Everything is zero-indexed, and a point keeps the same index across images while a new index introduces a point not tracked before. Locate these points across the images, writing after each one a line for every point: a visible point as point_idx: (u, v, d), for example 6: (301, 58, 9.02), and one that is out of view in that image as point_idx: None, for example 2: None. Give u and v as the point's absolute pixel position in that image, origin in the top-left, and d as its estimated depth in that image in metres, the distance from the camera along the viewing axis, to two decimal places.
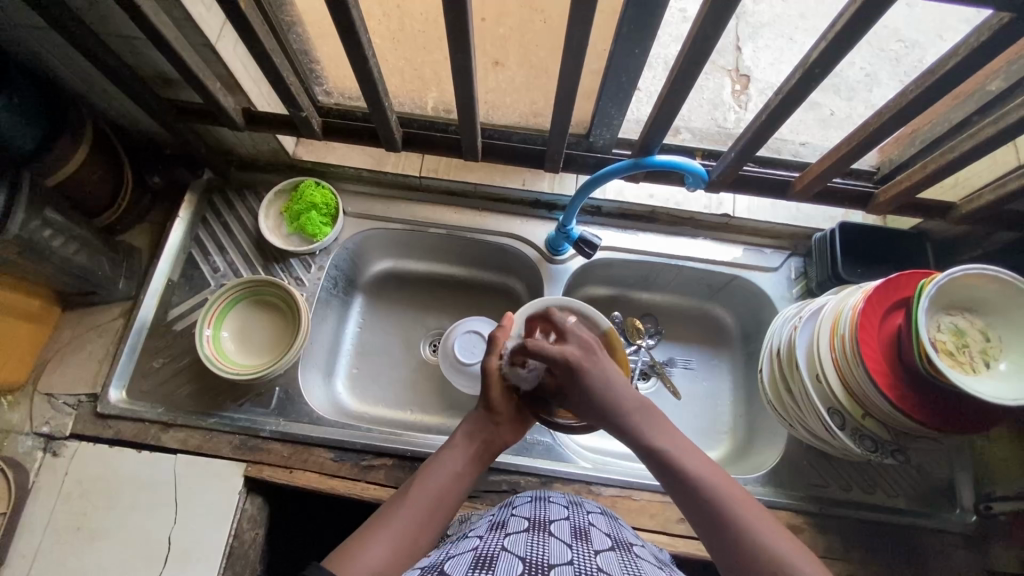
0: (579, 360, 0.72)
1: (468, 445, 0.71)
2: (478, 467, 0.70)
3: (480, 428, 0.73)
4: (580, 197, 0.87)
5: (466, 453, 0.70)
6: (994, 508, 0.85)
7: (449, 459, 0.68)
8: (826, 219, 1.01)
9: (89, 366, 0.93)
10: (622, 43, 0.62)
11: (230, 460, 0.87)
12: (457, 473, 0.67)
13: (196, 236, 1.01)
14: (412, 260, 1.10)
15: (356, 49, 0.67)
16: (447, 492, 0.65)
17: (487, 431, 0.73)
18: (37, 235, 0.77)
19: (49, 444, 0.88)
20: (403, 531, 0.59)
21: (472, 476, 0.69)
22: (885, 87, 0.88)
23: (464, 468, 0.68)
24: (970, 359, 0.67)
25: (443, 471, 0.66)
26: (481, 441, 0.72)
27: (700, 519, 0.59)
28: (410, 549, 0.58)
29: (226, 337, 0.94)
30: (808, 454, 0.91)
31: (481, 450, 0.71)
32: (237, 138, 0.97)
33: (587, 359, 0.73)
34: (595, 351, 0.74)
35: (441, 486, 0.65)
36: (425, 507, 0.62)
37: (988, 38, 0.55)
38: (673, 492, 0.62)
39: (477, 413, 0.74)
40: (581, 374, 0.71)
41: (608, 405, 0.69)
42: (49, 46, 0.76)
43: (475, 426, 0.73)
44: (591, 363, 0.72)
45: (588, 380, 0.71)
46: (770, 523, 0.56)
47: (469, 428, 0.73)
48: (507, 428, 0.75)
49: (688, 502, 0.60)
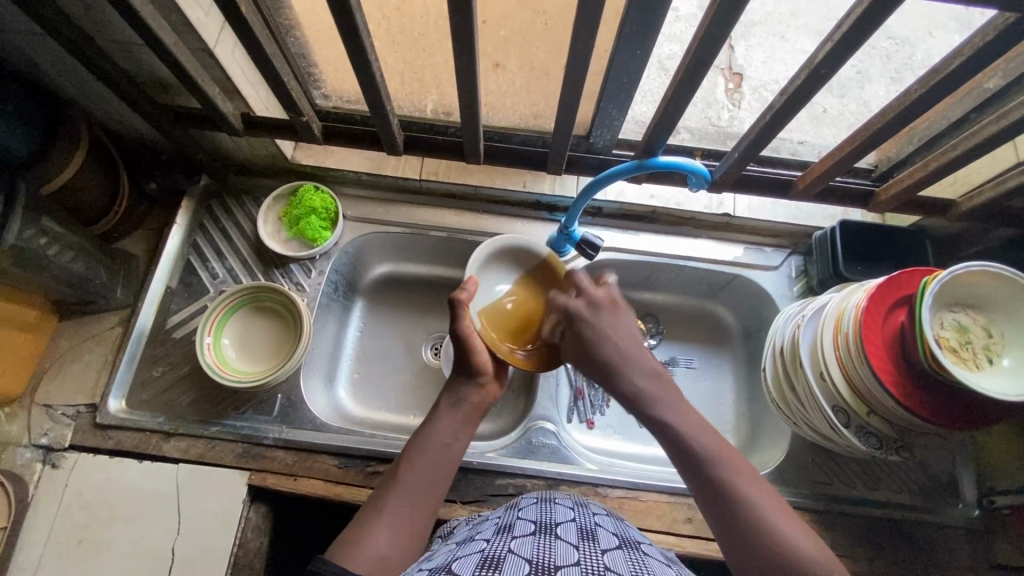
0: (587, 313, 0.71)
1: (452, 413, 0.68)
2: (467, 432, 0.68)
3: (463, 394, 0.70)
4: (584, 199, 0.85)
5: (452, 421, 0.67)
6: (997, 502, 0.86)
7: (437, 431, 0.66)
8: (826, 218, 1.02)
9: (88, 375, 0.92)
10: (625, 43, 0.62)
11: (233, 468, 0.86)
12: (447, 444, 0.65)
13: (194, 243, 1.00)
14: (411, 263, 1.09)
15: (359, 53, 0.66)
16: (442, 468, 0.63)
17: (471, 391, 0.70)
18: (32, 244, 0.76)
19: (48, 456, 0.86)
20: (402, 519, 0.58)
21: (463, 445, 0.67)
22: (877, 84, 0.89)
23: (453, 439, 0.66)
24: (973, 356, 0.68)
25: (432, 446, 0.64)
26: (467, 402, 0.69)
27: (727, 525, 0.56)
28: (410, 533, 0.58)
29: (227, 344, 0.94)
30: (811, 451, 0.92)
31: (467, 414, 0.69)
32: (235, 144, 0.96)
33: (593, 314, 0.71)
34: (604, 308, 0.71)
35: (434, 461, 0.63)
36: (420, 491, 0.61)
37: (993, 37, 0.56)
38: (688, 475, 0.60)
39: (457, 378, 0.72)
40: (588, 323, 0.70)
41: (608, 360, 0.68)
42: (45, 51, 0.75)
43: (460, 392, 0.70)
44: (595, 317, 0.71)
45: (592, 333, 0.70)
46: (774, 496, 0.57)
47: (450, 398, 0.70)
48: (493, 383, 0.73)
49: (705, 488, 0.58)
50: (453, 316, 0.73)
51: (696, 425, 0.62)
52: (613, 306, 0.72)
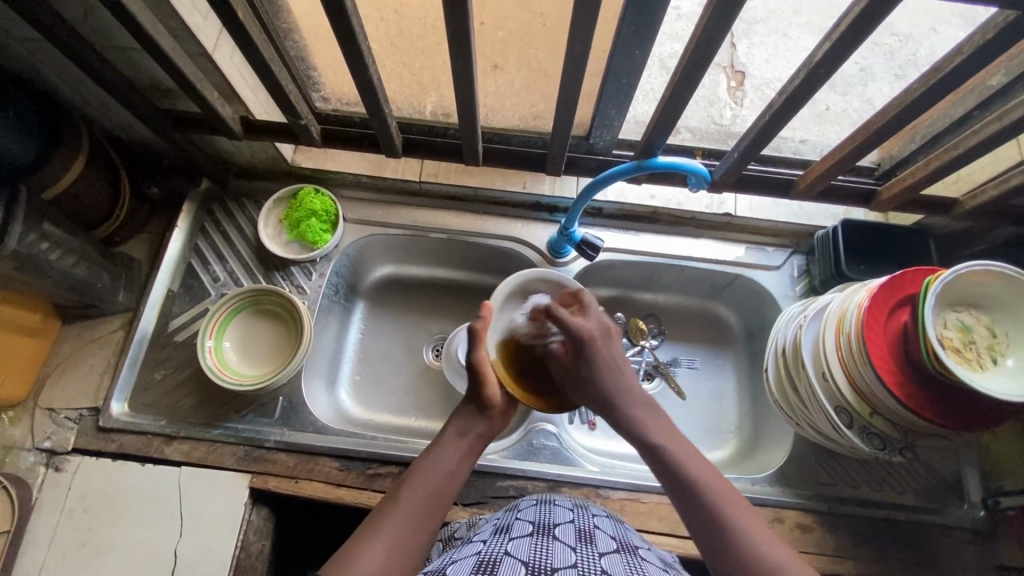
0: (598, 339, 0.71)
1: (460, 441, 0.68)
2: (471, 462, 0.68)
3: (472, 424, 0.70)
4: (584, 199, 0.86)
5: (458, 449, 0.67)
6: (1002, 502, 0.85)
7: (441, 458, 0.66)
8: (828, 217, 1.02)
9: (91, 379, 0.93)
10: (622, 44, 0.61)
11: (236, 471, 0.87)
12: (451, 471, 0.65)
13: (195, 246, 1.01)
14: (412, 265, 1.09)
15: (356, 55, 0.66)
16: (443, 494, 0.63)
17: (479, 422, 0.71)
18: (33, 249, 0.76)
19: (51, 459, 0.87)
20: (398, 540, 0.57)
21: (466, 472, 0.67)
22: (880, 81, 0.88)
23: (456, 466, 0.66)
24: (977, 356, 0.67)
25: (436, 470, 0.64)
26: (475, 435, 0.69)
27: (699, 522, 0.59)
28: (405, 556, 0.57)
29: (229, 347, 0.94)
30: (814, 451, 0.91)
31: (474, 442, 0.69)
32: (236, 147, 0.96)
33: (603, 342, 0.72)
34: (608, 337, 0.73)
35: (436, 486, 0.63)
36: (418, 513, 0.60)
37: (994, 35, 0.55)
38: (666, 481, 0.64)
39: (468, 410, 0.71)
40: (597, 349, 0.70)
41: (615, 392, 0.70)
42: (45, 58, 0.75)
43: (467, 422, 0.70)
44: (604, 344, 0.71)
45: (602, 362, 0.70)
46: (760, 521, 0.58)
47: (459, 425, 0.70)
48: (501, 419, 0.73)
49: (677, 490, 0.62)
50: (471, 345, 0.73)
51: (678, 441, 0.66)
52: (612, 333, 0.74)
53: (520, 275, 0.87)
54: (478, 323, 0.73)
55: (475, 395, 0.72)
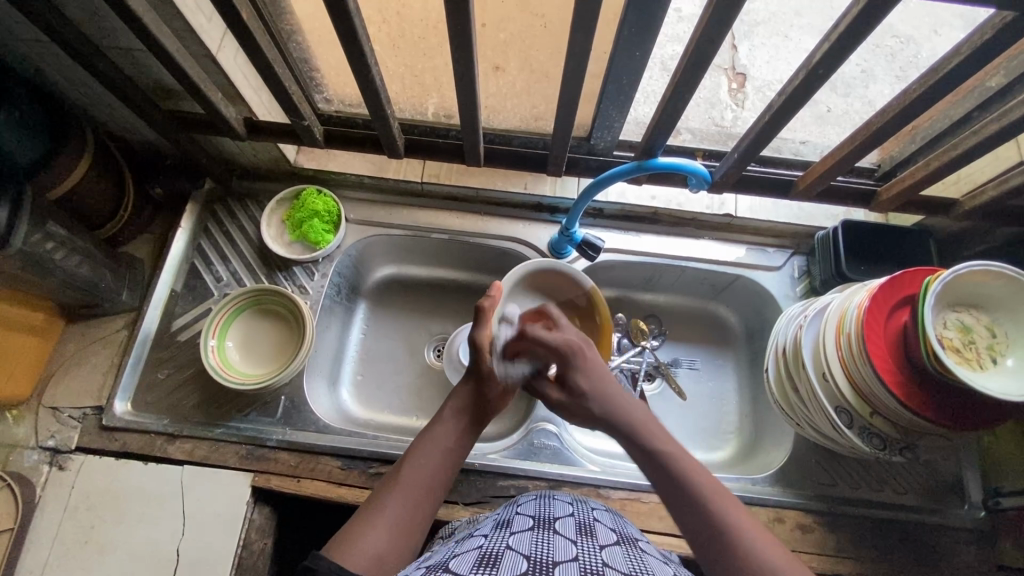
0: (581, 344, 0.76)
1: (457, 420, 0.69)
2: (468, 440, 0.69)
3: (468, 404, 0.71)
4: (585, 199, 0.86)
5: (456, 427, 0.68)
6: (1002, 503, 0.85)
7: (439, 436, 0.67)
8: (828, 217, 1.02)
9: (94, 379, 0.93)
10: (623, 45, 0.62)
11: (238, 470, 0.87)
12: (449, 448, 0.66)
13: (198, 246, 1.01)
14: (413, 266, 1.10)
15: (358, 56, 0.66)
16: (440, 471, 0.64)
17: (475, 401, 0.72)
18: (39, 249, 0.77)
19: (55, 458, 0.87)
20: (401, 518, 0.58)
21: (463, 450, 0.68)
22: (881, 83, 0.88)
23: (455, 444, 0.67)
24: (977, 356, 0.67)
25: (434, 449, 0.65)
26: (469, 413, 0.70)
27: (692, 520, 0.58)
28: (407, 534, 0.58)
29: (231, 346, 0.94)
30: (815, 452, 0.91)
31: (469, 423, 0.70)
32: (239, 147, 0.97)
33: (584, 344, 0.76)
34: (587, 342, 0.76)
35: (435, 465, 0.64)
36: (420, 491, 0.61)
37: (990, 36, 0.56)
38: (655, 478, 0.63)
39: (465, 387, 0.73)
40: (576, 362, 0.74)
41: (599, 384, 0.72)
42: (51, 60, 0.76)
43: (463, 402, 0.71)
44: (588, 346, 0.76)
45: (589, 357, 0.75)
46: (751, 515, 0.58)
47: (456, 404, 0.71)
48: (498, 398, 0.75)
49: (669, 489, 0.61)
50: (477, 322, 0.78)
51: (679, 451, 0.63)
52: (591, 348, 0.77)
53: (546, 263, 0.91)
54: (486, 303, 0.79)
55: (473, 371, 0.75)
